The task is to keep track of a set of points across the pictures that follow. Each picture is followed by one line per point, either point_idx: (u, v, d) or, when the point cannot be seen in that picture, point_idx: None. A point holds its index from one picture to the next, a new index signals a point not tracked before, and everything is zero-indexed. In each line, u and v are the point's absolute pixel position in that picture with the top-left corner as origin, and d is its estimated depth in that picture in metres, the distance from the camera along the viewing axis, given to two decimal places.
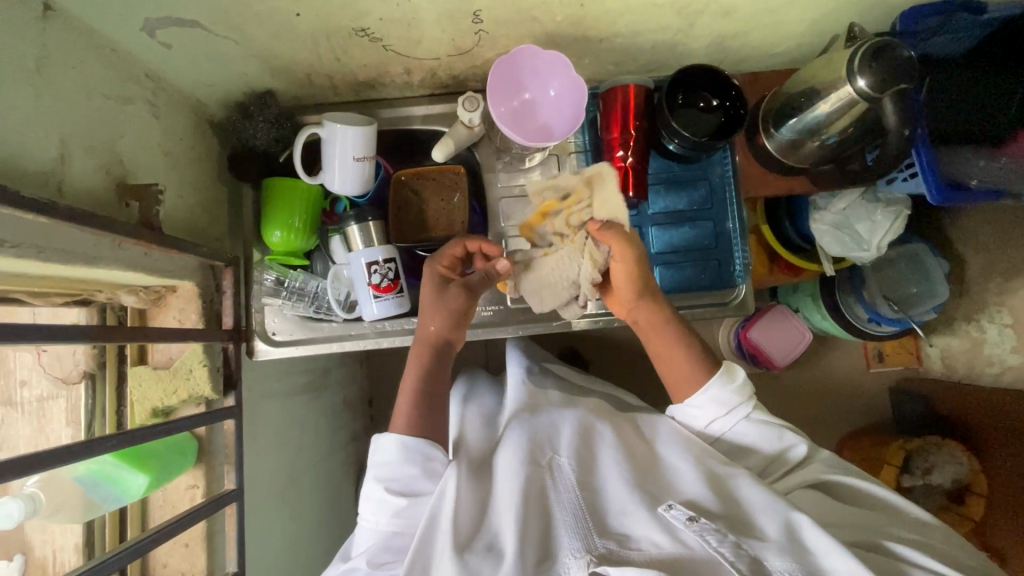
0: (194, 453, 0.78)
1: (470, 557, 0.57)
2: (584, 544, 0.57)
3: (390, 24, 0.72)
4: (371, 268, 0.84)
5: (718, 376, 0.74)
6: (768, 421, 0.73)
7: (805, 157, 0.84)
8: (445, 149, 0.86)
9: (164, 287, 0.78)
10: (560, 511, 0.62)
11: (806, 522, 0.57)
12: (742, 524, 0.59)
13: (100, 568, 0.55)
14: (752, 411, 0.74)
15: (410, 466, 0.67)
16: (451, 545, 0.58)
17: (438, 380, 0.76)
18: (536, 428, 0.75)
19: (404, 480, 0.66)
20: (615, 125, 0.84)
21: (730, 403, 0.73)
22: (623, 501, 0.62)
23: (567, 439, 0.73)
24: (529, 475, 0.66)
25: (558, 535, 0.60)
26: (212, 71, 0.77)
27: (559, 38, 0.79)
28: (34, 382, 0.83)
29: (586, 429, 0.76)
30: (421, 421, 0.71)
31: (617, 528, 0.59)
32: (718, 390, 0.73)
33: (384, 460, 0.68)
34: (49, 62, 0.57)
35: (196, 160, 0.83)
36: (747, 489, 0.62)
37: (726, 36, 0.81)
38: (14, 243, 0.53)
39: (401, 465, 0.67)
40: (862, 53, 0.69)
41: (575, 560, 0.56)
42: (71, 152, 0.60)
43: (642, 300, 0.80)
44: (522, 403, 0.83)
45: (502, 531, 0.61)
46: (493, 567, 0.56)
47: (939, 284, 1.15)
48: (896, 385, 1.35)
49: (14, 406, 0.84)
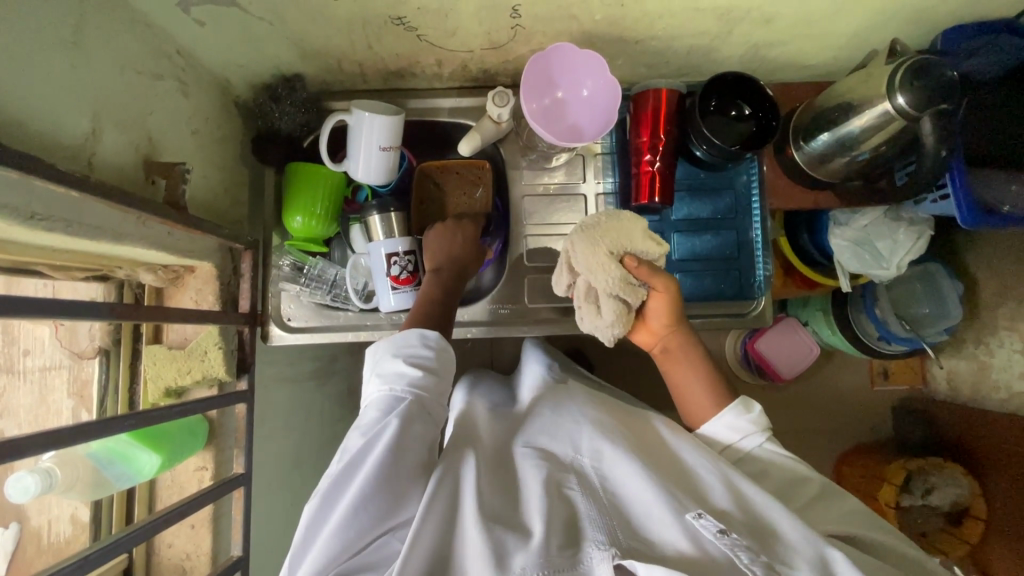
0: (205, 435, 0.78)
1: (496, 532, 0.57)
2: (608, 538, 0.57)
3: (427, 14, 0.71)
4: (391, 260, 0.83)
5: (733, 407, 0.75)
6: (781, 453, 0.71)
7: (833, 172, 0.84)
8: (472, 144, 0.84)
9: (183, 267, 0.77)
10: (583, 502, 0.61)
11: (839, 558, 0.56)
12: (769, 544, 0.58)
13: (112, 549, 0.54)
14: (766, 441, 0.72)
15: (427, 350, 0.69)
16: (478, 521, 0.58)
17: (452, 295, 0.80)
18: (558, 428, 0.74)
19: (420, 358, 0.68)
20: (645, 129, 0.83)
21: (742, 431, 0.73)
22: (648, 504, 0.60)
23: (592, 434, 0.71)
24: (551, 470, 0.65)
25: (581, 525, 0.59)
26: (244, 52, 0.76)
27: (595, 37, 0.78)
28: (39, 351, 0.82)
29: (610, 424, 0.74)
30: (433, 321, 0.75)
31: (642, 531, 0.59)
32: (731, 418, 0.74)
33: (401, 342, 0.69)
34: (85, 34, 0.57)
35: (221, 140, 0.82)
36: (776, 512, 0.60)
37: (764, 45, 0.80)
38: (46, 217, 0.53)
39: (418, 347, 0.69)
40: (904, 69, 0.68)
41: (599, 551, 0.55)
42: (103, 127, 0.60)
43: (676, 332, 0.81)
44: (544, 399, 0.82)
45: (525, 517, 0.60)
46: (516, 545, 0.56)
47: (953, 305, 1.13)
48: (900, 405, 1.36)
49: (14, 374, 0.82)
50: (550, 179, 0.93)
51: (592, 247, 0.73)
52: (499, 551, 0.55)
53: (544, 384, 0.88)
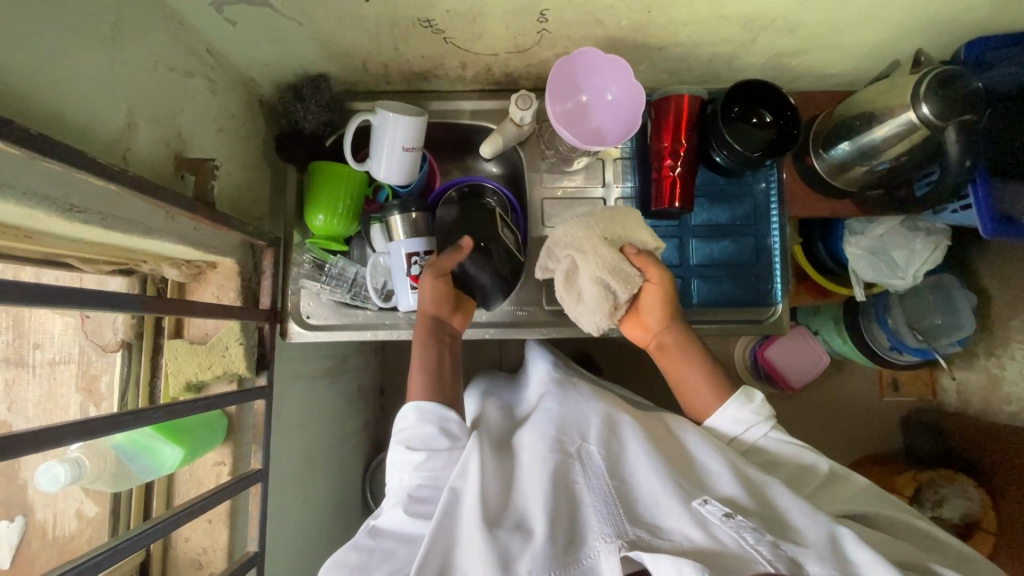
0: (224, 430, 0.78)
1: (499, 533, 0.59)
2: (615, 530, 0.58)
3: (454, 16, 0.72)
4: (411, 259, 0.84)
5: (736, 398, 0.75)
6: (788, 440, 0.72)
7: (851, 181, 0.85)
8: (494, 147, 0.86)
9: (205, 262, 0.78)
10: (588, 495, 0.62)
11: (848, 536, 0.57)
12: (777, 527, 0.59)
13: (136, 541, 0.55)
14: (769, 430, 0.73)
15: (431, 425, 0.70)
16: (479, 523, 0.59)
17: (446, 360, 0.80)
18: (565, 416, 0.74)
19: (424, 438, 0.70)
20: (666, 133, 0.84)
21: (746, 423, 0.73)
22: (655, 494, 0.61)
23: (598, 427, 0.71)
24: (557, 462, 0.66)
25: (587, 519, 0.60)
26: (272, 52, 0.77)
27: (619, 43, 0.79)
28: (48, 344, 0.83)
29: (614, 416, 0.74)
30: (436, 390, 0.75)
31: (649, 518, 0.59)
32: (736, 411, 0.74)
33: (403, 426, 0.72)
34: (122, 30, 0.57)
35: (245, 138, 0.83)
36: (783, 497, 0.61)
37: (786, 54, 0.81)
38: (81, 209, 0.54)
39: (420, 425, 0.71)
40: (929, 79, 0.68)
41: (606, 544, 0.56)
42: (137, 123, 0.60)
43: (670, 328, 0.82)
44: (547, 389, 0.83)
45: (531, 513, 0.61)
46: (521, 545, 0.57)
47: (965, 316, 1.11)
48: (907, 416, 1.35)
49: (25, 367, 0.83)
50: (568, 182, 0.94)
51: (587, 229, 0.79)
52: (506, 553, 0.56)
53: (552, 373, 0.88)
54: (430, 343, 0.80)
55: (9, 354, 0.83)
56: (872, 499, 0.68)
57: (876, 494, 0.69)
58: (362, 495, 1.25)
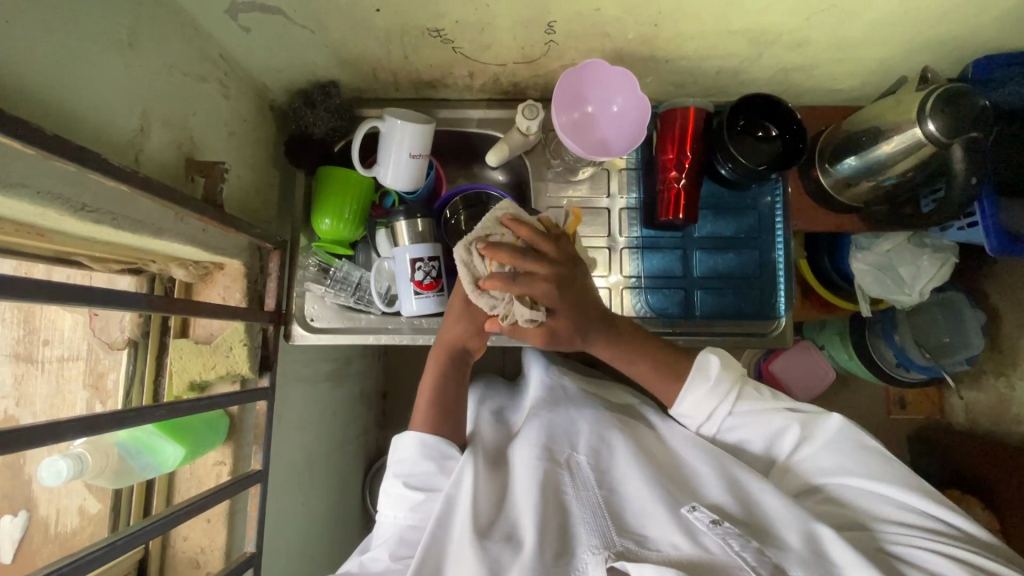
0: (225, 429, 0.79)
1: (490, 545, 0.58)
2: (602, 541, 0.57)
3: (465, 27, 0.73)
4: (415, 265, 0.84)
5: (693, 377, 0.74)
6: (754, 410, 0.72)
7: (858, 196, 0.84)
8: (500, 155, 0.86)
9: (213, 263, 0.79)
10: (577, 506, 0.62)
11: (831, 535, 0.55)
12: (764, 533, 0.58)
13: (136, 537, 0.55)
14: (735, 405, 0.73)
15: (428, 462, 0.70)
16: (469, 537, 0.59)
17: (456, 387, 0.77)
18: (556, 426, 0.75)
19: (421, 476, 0.69)
20: (672, 146, 0.85)
21: (709, 406, 0.73)
22: (642, 502, 0.61)
23: (586, 438, 0.72)
24: (545, 472, 0.66)
25: (576, 530, 0.60)
26: (285, 58, 0.79)
27: (626, 55, 0.80)
28: (58, 341, 0.84)
29: (604, 426, 0.75)
30: (438, 421, 0.74)
31: (636, 528, 0.59)
32: (695, 397, 0.73)
33: (402, 457, 0.71)
34: (139, 36, 0.59)
35: (256, 142, 0.84)
36: (769, 495, 0.60)
37: (793, 68, 0.81)
38: (93, 208, 0.55)
39: (418, 461, 0.70)
40: (936, 96, 0.69)
41: (592, 555, 0.56)
42: (150, 126, 0.62)
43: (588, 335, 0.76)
44: (542, 400, 0.83)
45: (521, 524, 0.61)
46: (510, 556, 0.57)
47: (974, 335, 1.10)
48: (915, 434, 1.32)
49: (34, 363, 0.83)
50: (573, 192, 0.95)
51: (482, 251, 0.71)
52: (494, 564, 0.56)
53: (544, 386, 0.88)
54: (446, 372, 0.78)
55: (20, 349, 0.83)
56: (848, 452, 0.66)
57: (856, 444, 0.67)
58: (361, 498, 1.25)
